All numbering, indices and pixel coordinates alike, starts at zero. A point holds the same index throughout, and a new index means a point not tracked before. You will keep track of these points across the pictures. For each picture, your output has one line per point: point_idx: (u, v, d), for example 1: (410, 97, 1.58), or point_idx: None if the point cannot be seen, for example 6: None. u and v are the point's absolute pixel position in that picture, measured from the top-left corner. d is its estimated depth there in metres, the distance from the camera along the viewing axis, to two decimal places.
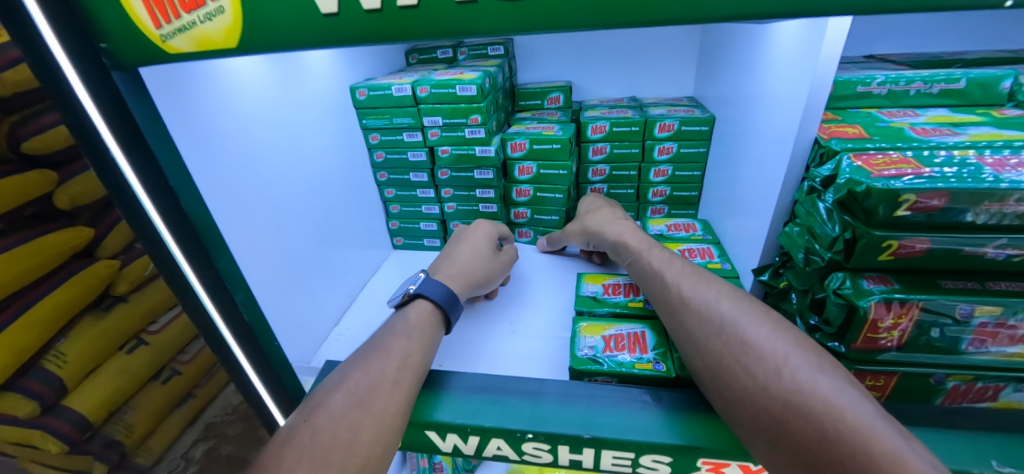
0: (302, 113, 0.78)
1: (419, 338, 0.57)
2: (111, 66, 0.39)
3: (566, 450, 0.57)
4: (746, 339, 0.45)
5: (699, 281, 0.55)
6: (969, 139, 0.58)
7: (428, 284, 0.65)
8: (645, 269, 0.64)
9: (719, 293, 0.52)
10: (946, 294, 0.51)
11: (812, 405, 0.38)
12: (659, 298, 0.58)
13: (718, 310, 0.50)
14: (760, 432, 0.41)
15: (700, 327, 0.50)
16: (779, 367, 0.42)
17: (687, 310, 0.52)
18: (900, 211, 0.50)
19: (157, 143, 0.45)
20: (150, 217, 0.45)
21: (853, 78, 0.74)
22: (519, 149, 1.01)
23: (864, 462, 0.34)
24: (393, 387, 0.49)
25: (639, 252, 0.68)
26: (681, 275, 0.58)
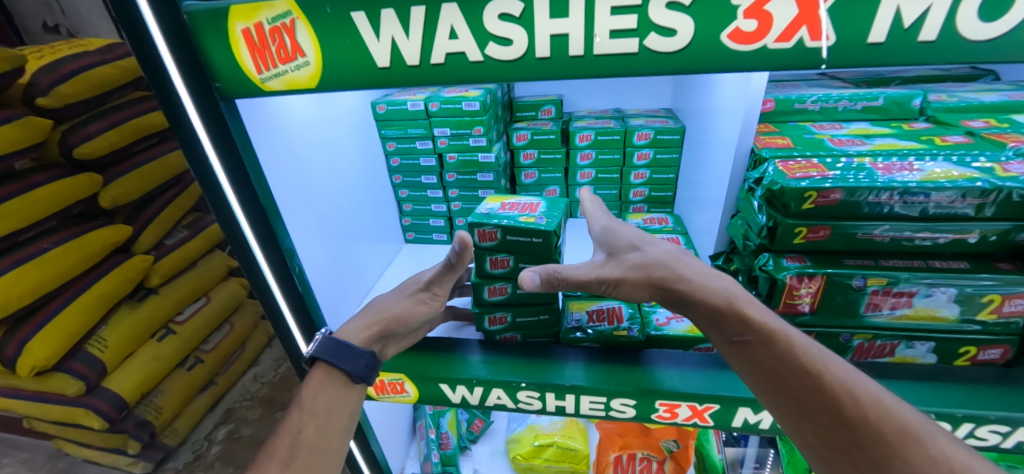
0: (333, 126, 0.92)
1: (312, 408, 0.60)
2: (218, 98, 0.54)
3: (552, 397, 0.71)
4: None
5: (882, 401, 0.43)
6: (872, 149, 0.73)
7: (322, 346, 0.64)
8: (756, 335, 0.50)
9: (872, 387, 0.44)
10: (847, 268, 0.66)
11: None
12: (828, 414, 0.43)
13: (937, 454, 0.38)
14: None
15: (913, 462, 0.38)
16: None
17: (891, 441, 0.39)
18: (807, 204, 0.65)
19: (244, 152, 0.59)
20: (233, 207, 0.60)
21: (792, 97, 0.89)
22: (489, 240, 0.72)
23: None
24: (284, 468, 0.55)
25: (743, 304, 0.53)
26: (821, 359, 0.47)
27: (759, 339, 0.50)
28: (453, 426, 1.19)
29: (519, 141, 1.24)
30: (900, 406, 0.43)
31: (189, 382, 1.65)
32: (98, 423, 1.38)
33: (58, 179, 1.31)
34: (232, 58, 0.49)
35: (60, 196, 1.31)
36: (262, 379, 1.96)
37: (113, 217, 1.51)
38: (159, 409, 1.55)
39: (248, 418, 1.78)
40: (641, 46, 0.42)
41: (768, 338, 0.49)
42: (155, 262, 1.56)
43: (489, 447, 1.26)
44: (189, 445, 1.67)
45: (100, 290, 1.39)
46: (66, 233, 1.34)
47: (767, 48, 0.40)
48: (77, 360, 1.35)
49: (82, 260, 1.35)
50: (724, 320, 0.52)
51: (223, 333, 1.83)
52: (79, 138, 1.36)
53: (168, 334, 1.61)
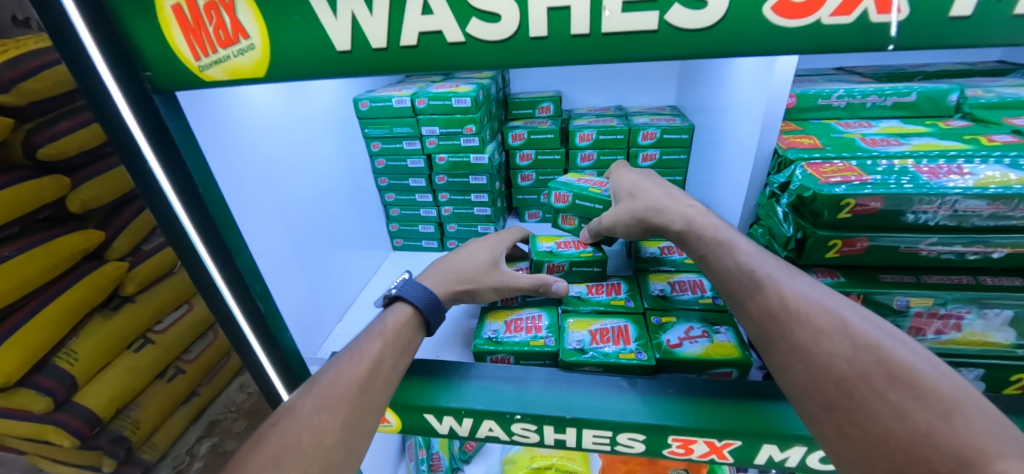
0: (307, 124, 0.84)
1: (393, 342, 0.55)
2: (151, 89, 0.45)
3: (551, 430, 0.62)
4: (887, 364, 0.34)
5: (814, 291, 0.43)
6: (910, 149, 0.65)
7: (412, 287, 0.63)
8: (804, 323, 0.40)
9: (805, 283, 0.45)
10: (885, 287, 0.58)
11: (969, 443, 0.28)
12: (748, 301, 0.45)
13: (843, 327, 0.38)
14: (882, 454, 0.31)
15: (815, 338, 0.39)
16: (941, 404, 0.31)
17: (797, 319, 0.41)
18: (842, 213, 0.56)
19: (189, 154, 0.51)
20: (179, 219, 0.52)
21: (815, 92, 0.80)
22: (562, 200, 0.99)
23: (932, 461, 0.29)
24: (364, 390, 0.47)
25: (800, 296, 0.43)
26: (911, 376, 0.33)
27: (806, 330, 0.39)
28: (445, 446, 1.10)
29: (514, 141, 1.16)
30: (833, 299, 0.42)
31: (169, 395, 1.52)
32: (67, 441, 1.22)
33: (20, 182, 1.13)
34: (162, 41, 0.41)
35: (24, 200, 1.13)
36: (249, 390, 1.77)
37: (85, 221, 1.34)
38: (136, 423, 1.41)
39: (232, 431, 1.62)
40: (661, 21, 0.33)
41: (823, 336, 0.38)
42: (131, 269, 1.43)
43: (483, 467, 1.16)
44: (170, 460, 1.51)
45: (68, 299, 1.24)
46: (30, 239, 1.17)
47: (819, 24, 0.32)
48: (43, 374, 1.19)
49: (50, 267, 1.19)
50: (766, 303, 0.44)
51: (207, 341, 1.66)
52: (44, 138, 1.17)
53: (146, 345, 1.46)
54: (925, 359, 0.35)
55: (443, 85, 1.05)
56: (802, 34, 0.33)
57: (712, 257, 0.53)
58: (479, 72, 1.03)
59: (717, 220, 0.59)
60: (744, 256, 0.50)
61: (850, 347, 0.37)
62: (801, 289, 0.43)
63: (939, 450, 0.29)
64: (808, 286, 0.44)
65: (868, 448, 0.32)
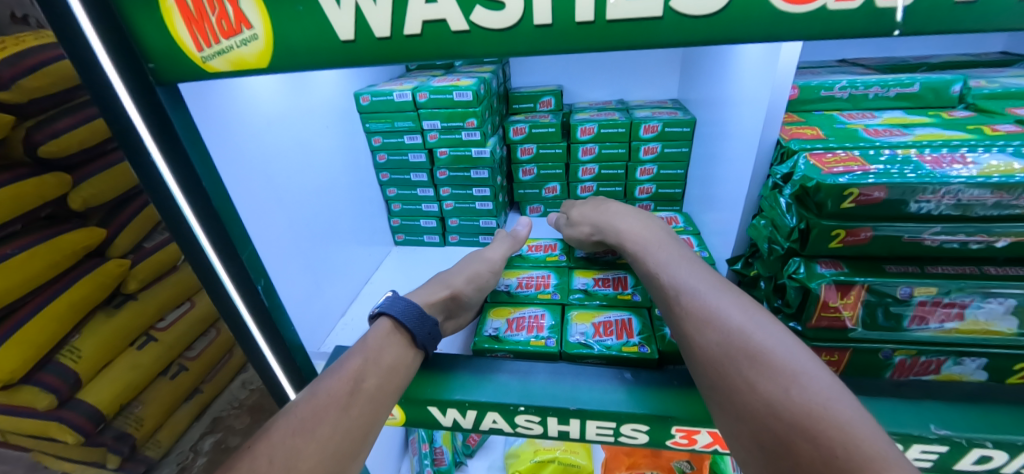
0: (309, 118, 0.84)
1: (377, 359, 0.55)
2: (154, 81, 0.45)
3: (554, 421, 0.62)
4: (752, 349, 0.43)
5: (706, 287, 0.52)
6: (913, 139, 0.65)
7: (396, 303, 0.63)
8: (688, 314, 0.50)
9: (698, 282, 0.53)
10: (889, 276, 0.58)
11: (823, 429, 0.35)
12: (663, 301, 0.55)
13: (723, 319, 0.47)
14: (754, 444, 0.38)
15: (699, 328, 0.47)
16: (789, 386, 0.39)
17: (689, 313, 0.50)
18: (845, 203, 0.56)
19: (192, 147, 0.50)
20: (183, 211, 0.52)
21: (818, 83, 0.80)
22: None
23: (792, 451, 0.35)
24: (342, 411, 0.48)
25: (694, 295, 0.51)
26: (767, 359, 0.41)
27: (694, 321, 0.48)
28: (448, 440, 1.10)
29: (515, 135, 1.15)
30: (716, 294, 0.51)
31: (172, 392, 1.49)
32: (71, 438, 1.23)
33: (22, 179, 1.15)
34: (166, 32, 0.41)
35: (26, 198, 1.15)
36: (251, 386, 1.76)
37: (86, 218, 1.35)
38: (139, 420, 1.39)
39: (236, 427, 1.60)
40: (666, 8, 0.33)
41: (704, 324, 0.47)
42: (133, 266, 1.42)
43: (486, 461, 1.16)
44: (174, 457, 1.50)
45: (72, 297, 1.24)
46: (30, 238, 1.17)
47: (825, 10, 0.32)
48: (47, 371, 1.19)
49: (52, 266, 1.20)
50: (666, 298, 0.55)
51: (209, 339, 1.66)
52: (45, 135, 1.21)
53: (149, 342, 1.45)
54: (785, 344, 0.43)
55: (445, 77, 1.04)
56: (802, 23, 0.33)
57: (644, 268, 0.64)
58: (479, 66, 1.02)
59: (652, 236, 0.70)
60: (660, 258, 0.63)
61: (723, 334, 0.45)
62: (696, 287, 0.52)
63: (779, 418, 0.37)
64: (703, 285, 0.53)
65: (733, 418, 0.41)
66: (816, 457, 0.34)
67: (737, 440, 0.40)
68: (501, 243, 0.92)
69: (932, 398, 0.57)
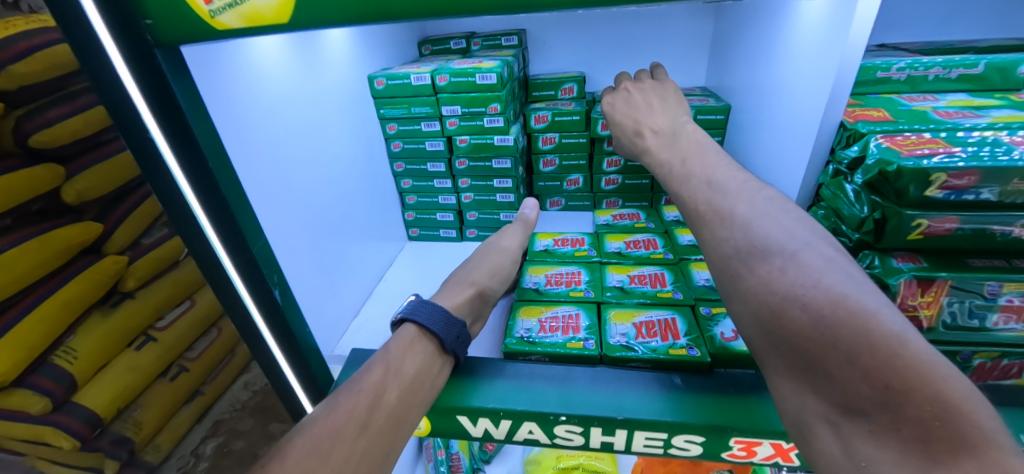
0: (321, 101, 0.77)
1: (399, 370, 0.48)
2: (152, 43, 0.38)
3: (598, 432, 0.56)
4: (757, 234, 0.37)
5: (725, 182, 0.44)
6: (992, 121, 0.59)
7: (421, 309, 0.57)
8: (699, 217, 0.42)
9: (716, 180, 0.45)
10: (975, 272, 0.52)
11: (814, 295, 0.30)
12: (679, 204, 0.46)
13: (734, 211, 0.40)
14: (754, 325, 0.33)
15: (716, 225, 0.40)
16: (783, 262, 0.34)
17: (705, 210, 0.42)
18: (931, 190, 0.50)
19: (196, 123, 0.44)
20: (185, 196, 0.45)
21: (873, 63, 0.74)
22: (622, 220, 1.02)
23: (787, 326, 0.31)
24: (361, 430, 0.42)
25: (710, 192, 0.43)
26: (766, 241, 0.36)
27: (712, 218, 0.41)
28: (465, 446, 1.03)
29: (537, 124, 1.09)
30: (732, 188, 0.43)
31: (172, 394, 1.43)
32: (66, 444, 1.15)
33: (12, 170, 1.09)
34: None
35: (17, 189, 1.09)
36: (254, 387, 1.69)
37: (81, 213, 1.29)
38: (139, 424, 1.33)
39: (239, 430, 1.53)
40: None
41: (708, 221, 0.41)
42: (130, 263, 1.36)
43: (504, 468, 1.10)
44: (174, 461, 1.43)
45: (65, 295, 1.18)
46: (21, 233, 1.10)
47: None
48: (41, 374, 1.13)
49: (45, 262, 1.13)
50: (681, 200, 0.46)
51: (211, 338, 1.59)
52: (37, 124, 1.14)
53: (148, 342, 1.39)
54: (788, 226, 0.37)
55: (466, 60, 0.99)
56: None
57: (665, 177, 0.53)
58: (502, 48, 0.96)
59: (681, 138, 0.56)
60: (685, 156, 0.52)
61: (726, 228, 0.39)
62: (714, 183, 0.44)
63: (772, 294, 0.32)
64: (724, 181, 0.44)
65: (734, 305, 0.35)
66: (809, 327, 0.29)
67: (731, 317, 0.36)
68: (513, 228, 0.84)
69: (1019, 405, 0.51)
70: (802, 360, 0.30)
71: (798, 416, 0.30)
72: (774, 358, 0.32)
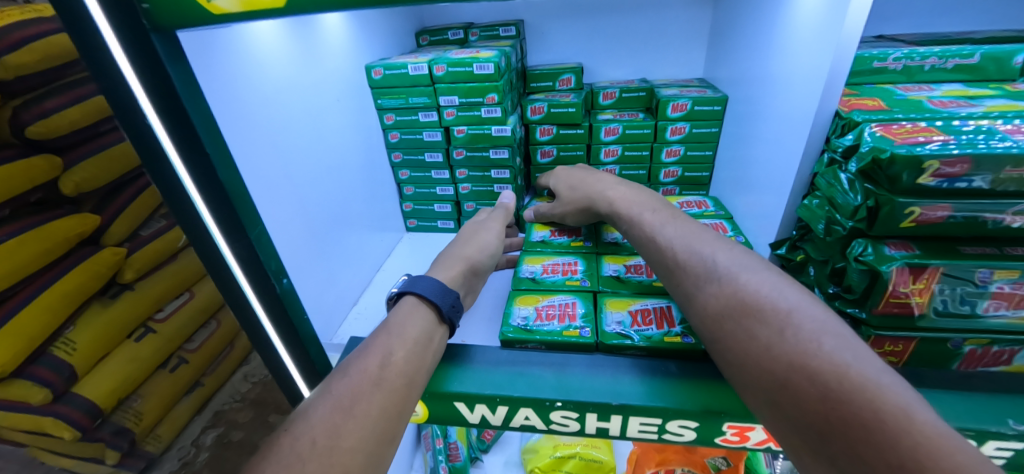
0: (318, 90, 0.77)
1: (400, 333, 0.50)
2: (149, 27, 0.38)
3: (593, 418, 0.57)
4: (748, 297, 0.43)
5: (696, 241, 0.53)
6: (985, 110, 0.60)
7: (418, 281, 0.57)
8: (683, 268, 0.51)
9: (678, 239, 0.55)
10: (966, 259, 0.53)
11: (816, 365, 0.36)
12: (657, 261, 0.56)
13: (717, 270, 0.48)
14: (759, 390, 0.40)
15: (697, 283, 0.48)
16: (783, 328, 0.40)
17: (685, 272, 0.51)
18: (923, 177, 0.51)
19: (192, 105, 0.43)
20: (183, 182, 0.45)
21: (869, 53, 0.74)
22: None
23: (790, 392, 0.37)
24: (375, 387, 0.43)
25: (686, 251, 0.52)
26: (758, 301, 0.43)
27: (698, 275, 0.49)
28: (463, 435, 1.03)
29: (534, 115, 1.09)
30: (707, 247, 0.52)
31: (172, 384, 1.44)
32: (66, 434, 1.14)
33: (10, 161, 1.09)
34: None
35: (14, 180, 1.09)
36: (253, 379, 1.70)
37: (79, 205, 1.29)
38: (139, 415, 1.33)
39: (239, 421, 1.51)
40: None
41: (700, 280, 0.48)
42: (129, 255, 1.36)
43: (502, 457, 1.11)
44: (175, 451, 1.42)
45: (65, 285, 1.18)
46: (19, 224, 1.11)
47: None
48: (40, 364, 1.13)
49: (43, 253, 1.13)
50: (658, 260, 0.55)
51: (210, 330, 1.61)
52: (33, 115, 1.14)
53: (147, 334, 1.40)
54: (776, 285, 0.44)
55: (464, 49, 0.99)
56: None
57: (632, 228, 0.64)
58: (499, 38, 0.96)
59: (636, 198, 0.69)
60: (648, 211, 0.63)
61: (718, 286, 0.46)
62: (689, 243, 0.53)
63: (776, 360, 0.38)
64: (697, 239, 0.53)
65: (736, 364, 0.42)
66: (812, 392, 0.35)
67: (748, 391, 0.41)
68: (495, 213, 0.85)
69: (1007, 390, 0.51)
70: (807, 422, 0.35)
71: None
72: (781, 421, 0.38)
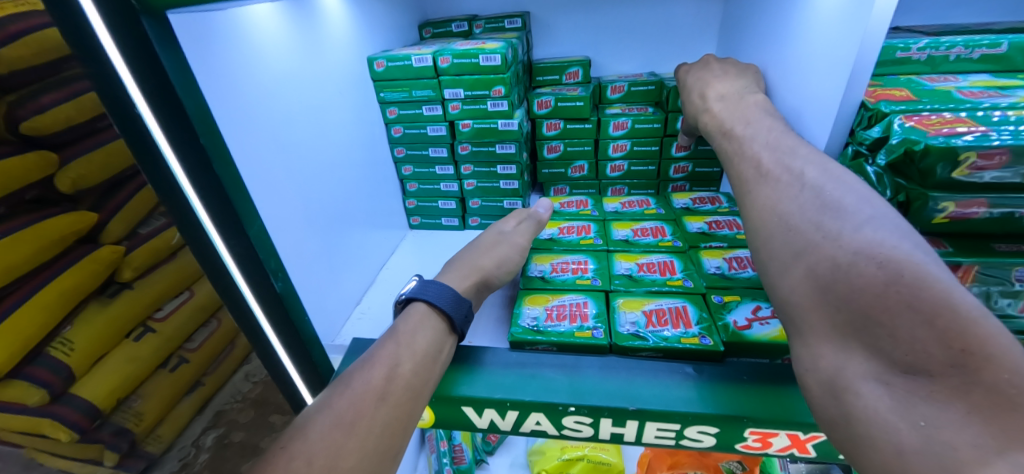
0: (319, 82, 0.74)
1: (409, 343, 0.47)
2: (138, 8, 0.36)
3: (608, 423, 0.54)
4: (832, 201, 0.42)
5: (786, 155, 0.52)
6: (1019, 101, 0.57)
7: (429, 287, 0.55)
8: (765, 174, 0.51)
9: (766, 151, 0.54)
10: (1002, 256, 0.50)
11: (889, 255, 0.35)
12: (734, 173, 0.56)
13: (803, 179, 0.47)
14: (813, 278, 0.39)
15: (776, 189, 0.48)
16: (859, 225, 0.39)
17: (763, 179, 0.51)
18: (959, 170, 0.48)
19: (185, 94, 0.41)
20: (175, 174, 0.42)
21: (892, 43, 0.71)
22: (632, 206, 1.00)
23: (848, 275, 0.36)
24: (379, 402, 0.41)
25: (772, 163, 0.51)
26: (838, 204, 0.42)
27: (779, 181, 0.49)
28: (468, 437, 1.01)
29: (540, 109, 1.06)
30: (799, 159, 0.50)
31: (173, 384, 1.41)
32: (65, 436, 1.13)
33: (5, 157, 1.07)
34: None
35: (10, 177, 1.06)
36: (255, 379, 1.66)
37: (76, 202, 1.27)
38: (139, 415, 1.31)
39: (240, 422, 1.49)
40: None
41: (779, 184, 0.48)
42: (127, 254, 1.33)
43: (508, 459, 1.09)
44: (176, 452, 1.39)
45: (62, 284, 1.15)
46: (15, 221, 1.08)
47: None
48: (38, 365, 1.11)
49: (39, 252, 1.11)
50: (735, 167, 0.56)
51: (210, 330, 1.58)
52: (29, 110, 1.12)
53: (146, 333, 1.37)
54: (865, 196, 0.42)
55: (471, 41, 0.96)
56: None
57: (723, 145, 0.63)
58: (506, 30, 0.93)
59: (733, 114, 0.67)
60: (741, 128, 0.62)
61: (803, 191, 0.45)
62: (779, 156, 0.52)
63: (841, 248, 0.38)
64: (784, 153, 0.52)
65: (791, 257, 0.42)
66: (875, 277, 0.34)
67: (792, 280, 0.42)
68: (524, 224, 0.81)
69: None
70: (858, 306, 0.35)
71: (842, 376, 0.35)
72: (828, 310, 0.37)
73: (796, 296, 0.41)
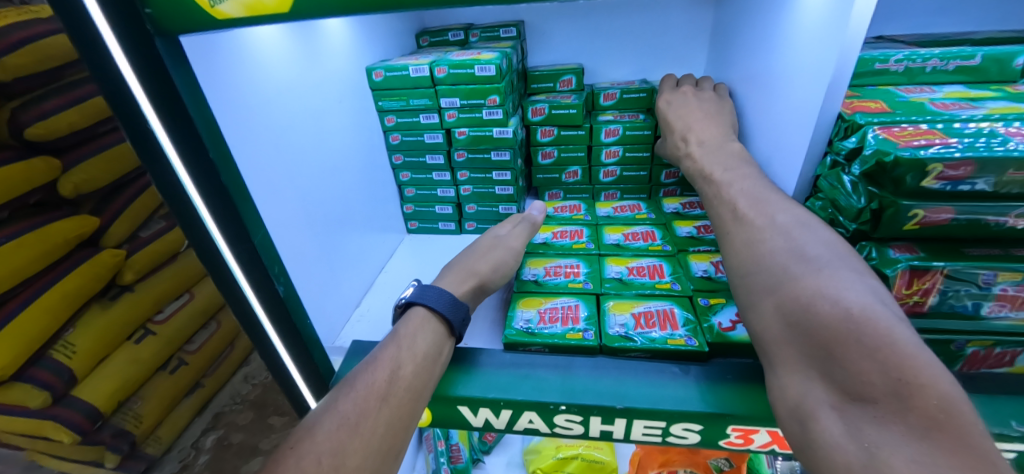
0: (319, 91, 0.77)
1: (410, 347, 0.50)
2: (153, 31, 0.39)
3: (598, 421, 0.57)
4: (799, 247, 0.46)
5: (761, 200, 0.55)
6: (988, 113, 0.60)
7: (427, 292, 0.57)
8: (740, 217, 0.55)
9: (741, 195, 0.58)
10: (970, 261, 0.53)
11: (845, 296, 0.39)
12: (715, 213, 0.60)
13: (773, 223, 0.50)
14: (778, 313, 0.42)
15: (748, 233, 0.52)
16: (819, 268, 0.42)
17: (738, 222, 0.54)
18: (928, 180, 0.51)
19: (193, 109, 0.44)
20: (184, 184, 0.44)
21: (872, 55, 0.74)
22: (624, 211, 1.03)
23: (807, 311, 0.40)
24: (382, 403, 0.43)
25: (746, 207, 0.55)
26: (803, 249, 0.46)
27: (751, 225, 0.52)
28: (465, 437, 1.03)
29: (535, 116, 1.09)
30: (770, 204, 0.54)
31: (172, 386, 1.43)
32: (66, 437, 1.15)
33: (8, 163, 1.09)
34: None
35: (13, 182, 1.08)
36: (253, 381, 1.70)
37: (77, 206, 1.28)
38: (139, 417, 1.32)
39: (238, 423, 1.53)
40: None
41: (751, 228, 0.52)
42: (128, 257, 1.35)
43: (504, 458, 1.11)
44: (176, 453, 1.43)
45: (64, 287, 1.17)
46: (19, 226, 1.10)
47: None
48: (40, 367, 1.13)
49: (42, 255, 1.13)
50: (716, 208, 0.60)
51: (210, 331, 1.59)
52: (31, 116, 1.13)
53: (147, 335, 1.38)
54: (829, 241, 0.46)
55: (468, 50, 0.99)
56: None
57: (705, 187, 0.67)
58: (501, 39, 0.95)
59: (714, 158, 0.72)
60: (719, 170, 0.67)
61: (772, 234, 0.49)
62: (752, 201, 0.56)
63: (802, 288, 0.41)
64: (759, 197, 0.56)
65: (761, 292, 0.46)
66: (832, 312, 0.38)
67: (761, 317, 0.45)
68: (519, 227, 0.83)
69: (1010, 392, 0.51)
70: (815, 338, 0.38)
71: (802, 403, 0.38)
72: (791, 343, 0.40)
73: (764, 333, 0.44)
